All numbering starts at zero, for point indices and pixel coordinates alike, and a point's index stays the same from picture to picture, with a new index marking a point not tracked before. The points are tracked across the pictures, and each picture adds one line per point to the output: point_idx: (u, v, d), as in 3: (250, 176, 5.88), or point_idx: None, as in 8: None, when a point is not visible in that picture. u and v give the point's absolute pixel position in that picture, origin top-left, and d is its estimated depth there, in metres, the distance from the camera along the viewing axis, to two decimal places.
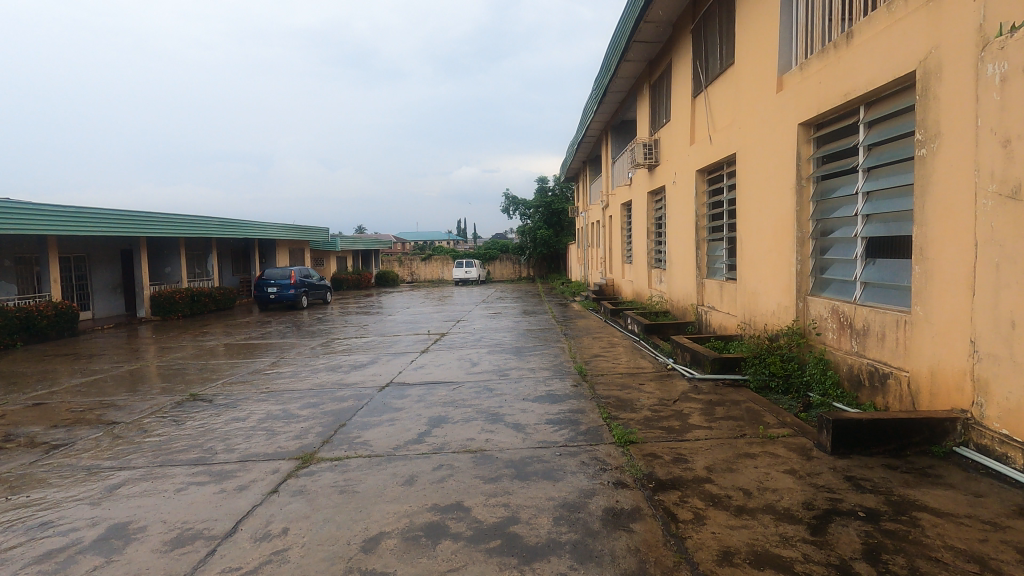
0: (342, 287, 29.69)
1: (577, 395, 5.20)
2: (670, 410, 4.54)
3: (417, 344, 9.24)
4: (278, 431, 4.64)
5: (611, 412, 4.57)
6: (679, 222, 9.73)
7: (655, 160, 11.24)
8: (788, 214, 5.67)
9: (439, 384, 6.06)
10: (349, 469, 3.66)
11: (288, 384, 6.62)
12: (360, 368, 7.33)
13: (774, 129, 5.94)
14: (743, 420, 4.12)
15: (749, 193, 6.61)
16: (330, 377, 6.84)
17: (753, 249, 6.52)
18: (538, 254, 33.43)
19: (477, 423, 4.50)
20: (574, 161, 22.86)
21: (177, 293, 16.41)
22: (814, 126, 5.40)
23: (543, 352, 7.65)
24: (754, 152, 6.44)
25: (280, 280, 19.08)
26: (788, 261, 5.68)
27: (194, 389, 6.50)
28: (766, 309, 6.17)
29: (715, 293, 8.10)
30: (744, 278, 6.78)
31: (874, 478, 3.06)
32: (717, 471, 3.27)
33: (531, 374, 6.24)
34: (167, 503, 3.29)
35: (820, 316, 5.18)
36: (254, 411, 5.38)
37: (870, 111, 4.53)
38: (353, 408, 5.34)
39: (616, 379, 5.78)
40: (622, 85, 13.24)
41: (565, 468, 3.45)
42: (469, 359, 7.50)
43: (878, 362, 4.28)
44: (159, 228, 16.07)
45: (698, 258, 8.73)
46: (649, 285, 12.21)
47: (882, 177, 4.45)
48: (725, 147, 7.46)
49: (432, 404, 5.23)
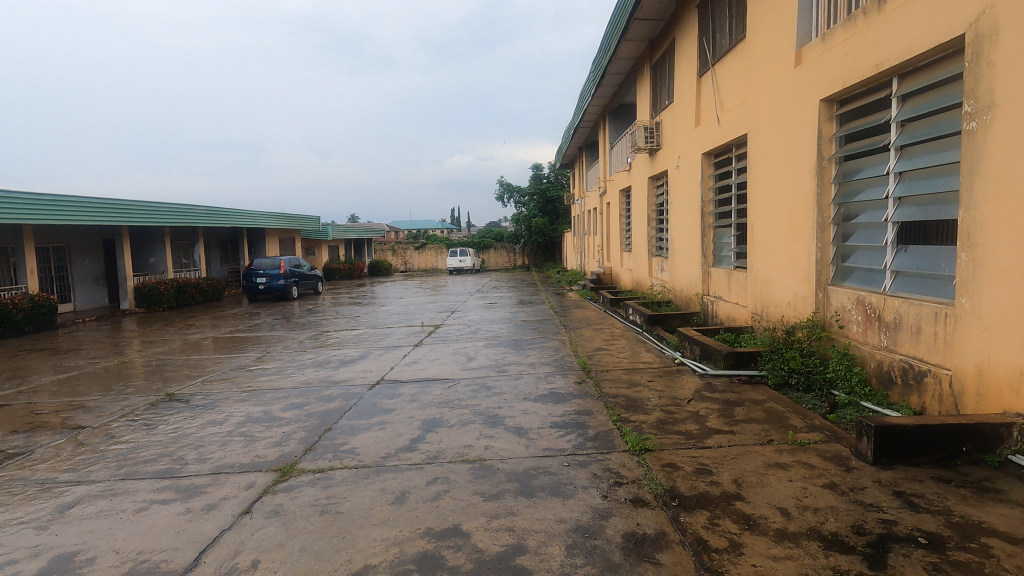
0: (334, 277, 29.19)
1: (582, 394, 4.83)
2: (685, 411, 4.17)
3: (410, 337, 8.85)
4: (257, 438, 4.23)
5: (620, 413, 4.20)
6: (683, 208, 9.31)
7: (657, 144, 10.79)
8: (807, 197, 5.26)
9: (434, 381, 5.66)
10: (333, 483, 3.27)
11: (272, 382, 6.20)
12: (349, 364, 6.93)
13: (790, 107, 5.52)
14: (767, 424, 3.75)
15: (762, 177, 6.22)
16: (317, 374, 6.43)
17: (766, 236, 6.13)
18: (533, 243, 32.99)
19: (475, 428, 4.12)
20: (570, 146, 22.35)
21: (161, 284, 15.89)
22: (837, 103, 4.99)
23: (543, 346, 7.27)
24: (768, 132, 6.03)
25: (269, 270, 18.57)
26: (807, 248, 5.29)
27: (171, 389, 6.08)
28: (781, 300, 5.79)
29: (722, 282, 7.74)
30: (756, 266, 6.40)
31: (927, 494, 2.69)
32: (748, 485, 2.90)
33: (531, 370, 5.85)
34: (123, 527, 2.88)
35: (843, 307, 4.82)
36: (233, 413, 4.97)
37: (907, 83, 4.13)
38: (340, 409, 4.95)
39: (622, 375, 5.41)
40: (622, 67, 12.77)
41: (575, 482, 3.07)
42: (465, 353, 7.10)
43: (913, 359, 3.92)
44: (142, 217, 15.52)
45: (704, 245, 8.35)
46: (650, 273, 11.84)
47: (917, 156, 4.07)
48: (734, 128, 7.03)
49: (426, 405, 4.84)
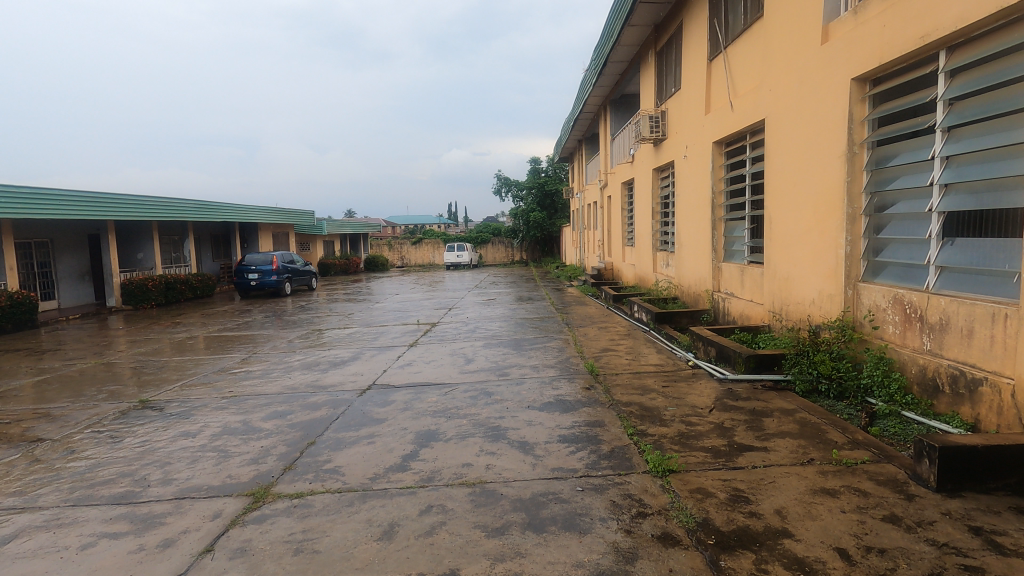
0: (329, 272, 28.67)
1: (591, 402, 4.41)
2: (708, 422, 3.76)
3: (405, 336, 8.41)
4: (231, 454, 3.79)
5: (636, 425, 3.78)
6: (691, 200, 8.88)
7: (663, 134, 10.34)
8: (836, 185, 4.83)
9: (430, 387, 5.22)
10: (312, 512, 2.84)
11: (255, 387, 5.76)
12: (340, 367, 6.49)
13: (816, 87, 5.08)
14: (804, 439, 3.34)
15: (781, 166, 5.80)
16: (304, 378, 5.99)
17: (786, 230, 5.71)
18: (531, 238, 32.51)
19: (474, 442, 3.69)
20: (569, 139, 21.86)
21: (149, 280, 15.40)
22: (870, 82, 4.56)
23: (546, 346, 6.84)
24: (788, 117, 5.59)
25: (261, 266, 18.05)
26: (835, 241, 4.86)
27: (145, 395, 5.62)
28: (803, 298, 5.38)
29: (734, 278, 7.33)
30: (775, 261, 5.98)
31: (1010, 531, 2.27)
32: (795, 517, 2.48)
33: (534, 374, 5.42)
34: (62, 570, 2.45)
35: (877, 305, 4.40)
36: (209, 423, 4.53)
37: (956, 57, 3.71)
38: (326, 419, 4.52)
39: (634, 380, 4.99)
40: (624, 54, 12.31)
41: (591, 512, 2.65)
42: (463, 355, 6.66)
43: (965, 365, 3.51)
44: (129, 211, 15.00)
45: (715, 239, 7.93)
46: (654, 269, 11.45)
47: (966, 138, 3.67)
48: (750, 114, 6.60)
49: (420, 414, 4.41)
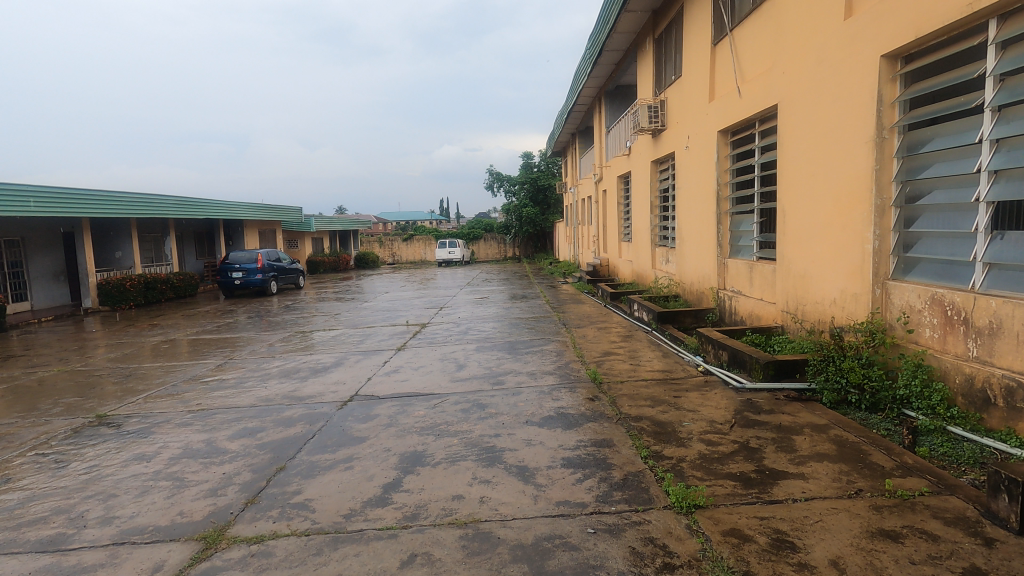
0: (318, 270, 28.05)
1: (596, 416, 3.98)
2: (730, 441, 3.32)
3: (392, 339, 7.92)
4: (187, 483, 3.31)
5: (649, 445, 3.35)
6: (693, 193, 8.45)
7: (662, 124, 9.89)
8: (862, 173, 4.40)
9: (417, 398, 4.75)
10: (273, 563, 2.37)
11: (226, 398, 5.26)
12: (321, 375, 5.99)
13: (838, 67, 4.63)
14: (844, 462, 2.91)
15: (797, 154, 5.36)
16: (281, 388, 5.49)
17: (803, 223, 5.29)
18: (524, 234, 32.09)
19: (466, 467, 3.24)
20: (562, 133, 21.38)
21: (127, 280, 14.79)
22: (902, 60, 4.12)
23: (543, 350, 6.38)
24: (805, 101, 5.16)
25: (245, 264, 17.44)
26: (860, 234, 4.44)
27: (104, 409, 5.10)
28: (823, 297, 4.96)
29: (742, 275, 6.91)
30: (790, 257, 5.57)
31: None
32: (856, 571, 2.04)
33: (532, 382, 4.96)
34: None
35: (912, 306, 3.97)
36: (169, 444, 4.03)
37: (1010, 27, 3.29)
38: (301, 437, 4.04)
39: (641, 389, 4.54)
40: (620, 42, 11.86)
41: (607, 563, 2.19)
42: (454, 360, 6.18)
43: (1022, 375, 3.10)
44: (105, 208, 14.36)
45: (720, 234, 7.52)
46: (653, 265, 11.03)
47: (1021, 118, 3.25)
48: (759, 100, 6.17)
49: (405, 432, 3.94)
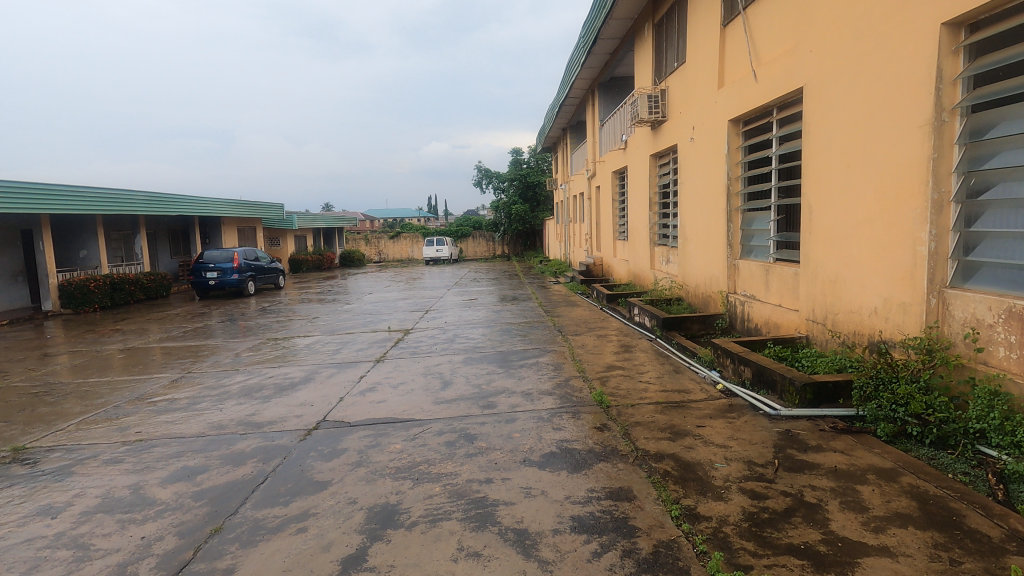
0: (301, 269, 27.13)
1: (607, 452, 3.32)
2: (781, 493, 2.66)
3: (371, 348, 7.19)
4: (91, 555, 2.57)
5: (679, 499, 2.68)
6: (698, 188, 7.83)
7: (663, 115, 9.25)
8: (913, 163, 3.77)
9: (394, 427, 4.04)
10: None
11: (172, 425, 4.51)
12: (286, 394, 5.25)
13: (884, 40, 4.00)
14: (938, 530, 2.25)
15: (827, 142, 4.74)
16: (238, 411, 4.75)
17: (835, 221, 4.67)
18: (513, 231, 31.43)
19: (451, 531, 2.55)
20: (553, 127, 20.70)
21: (92, 281, 13.87)
22: (967, 28, 3.49)
23: (538, 363, 5.69)
24: (839, 83, 4.53)
25: (221, 264, 16.53)
26: (910, 234, 3.81)
27: (23, 440, 4.32)
28: (862, 307, 4.35)
29: (756, 278, 6.30)
30: (818, 260, 4.95)
31: None
32: None
33: (528, 406, 4.30)
34: None
35: (980, 319, 3.34)
36: (85, 493, 3.29)
37: None
38: (251, 481, 3.33)
39: (657, 416, 3.89)
40: (617, 29, 11.21)
41: None
42: (439, 376, 5.48)
43: None
44: (67, 204, 13.41)
45: (730, 233, 6.90)
46: (652, 266, 10.42)
47: None
48: (779, 83, 5.54)
49: (376, 476, 3.23)
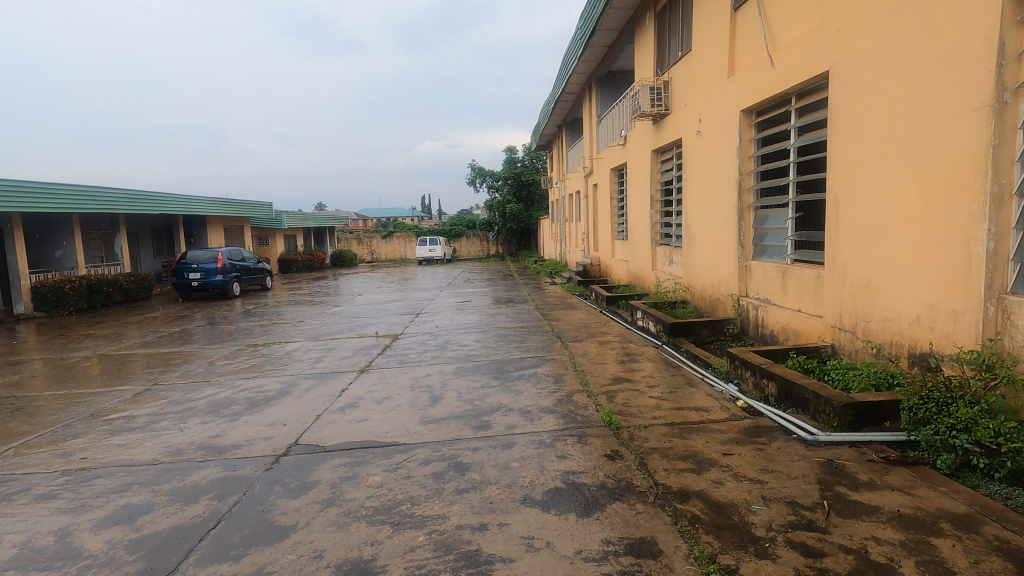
0: (290, 269, 26.51)
1: (622, 489, 2.83)
2: (840, 550, 2.17)
3: (357, 357, 6.67)
4: None
5: (716, 557, 2.19)
6: (705, 184, 7.36)
7: (666, 108, 8.77)
8: (968, 151, 3.31)
9: (374, 453, 3.54)
10: None
11: (123, 449, 3.97)
12: (258, 411, 4.72)
13: (931, 12, 3.54)
14: None
15: (858, 130, 4.29)
16: (200, 432, 4.22)
17: (867, 218, 4.21)
18: (508, 230, 30.95)
19: None
20: (548, 125, 20.22)
21: (66, 282, 13.24)
22: None
23: (536, 375, 5.19)
24: (874, 63, 4.07)
25: (204, 264, 15.92)
26: (963, 232, 3.36)
27: None
28: (901, 313, 3.89)
29: (771, 281, 5.84)
30: (846, 262, 4.49)
31: None
32: None
33: (527, 428, 3.80)
34: None
35: None
36: (3, 540, 2.76)
37: None
38: (202, 524, 2.81)
39: (675, 441, 3.41)
40: (616, 20, 10.72)
41: None
42: (428, 389, 4.97)
43: None
44: (40, 202, 12.77)
45: (742, 232, 6.44)
46: (653, 266, 9.97)
47: None
48: (799, 69, 5.08)
49: (349, 520, 2.72)
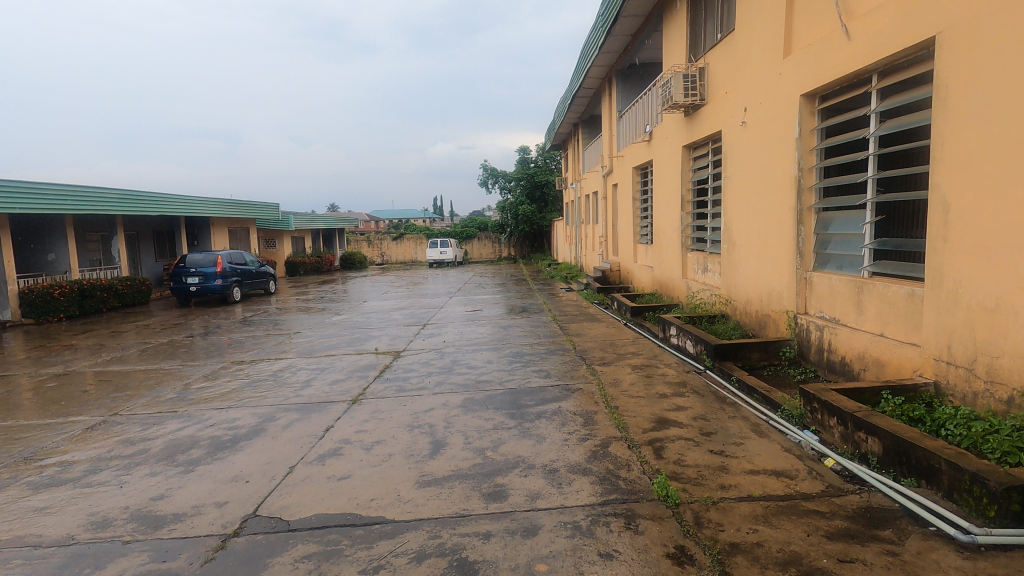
0: (298, 271, 25.81)
1: None
2: None
3: (350, 381, 5.79)
4: None
5: None
6: (751, 181, 6.39)
7: (702, 98, 7.79)
8: None
9: (352, 538, 2.64)
10: None
11: (36, 518, 3.10)
12: (219, 459, 3.85)
13: None
14: None
15: (982, 109, 3.34)
16: (141, 493, 3.35)
17: (997, 223, 3.25)
18: (521, 232, 30.05)
19: None
20: (564, 122, 19.23)
21: (57, 287, 12.54)
22: None
23: (560, 413, 4.27)
24: (1016, 20, 3.11)
25: (203, 268, 15.19)
26: None
27: None
28: None
29: (841, 297, 4.87)
30: (960, 278, 3.52)
31: None
32: None
33: (554, 500, 2.88)
34: None
35: None
36: None
37: None
38: None
39: (763, 530, 2.47)
40: (642, 4, 9.74)
41: None
42: (429, 432, 4.06)
43: None
44: (30, 203, 12.05)
45: (800, 238, 5.46)
46: (684, 274, 9.01)
47: None
48: (890, 41, 4.09)
49: None
